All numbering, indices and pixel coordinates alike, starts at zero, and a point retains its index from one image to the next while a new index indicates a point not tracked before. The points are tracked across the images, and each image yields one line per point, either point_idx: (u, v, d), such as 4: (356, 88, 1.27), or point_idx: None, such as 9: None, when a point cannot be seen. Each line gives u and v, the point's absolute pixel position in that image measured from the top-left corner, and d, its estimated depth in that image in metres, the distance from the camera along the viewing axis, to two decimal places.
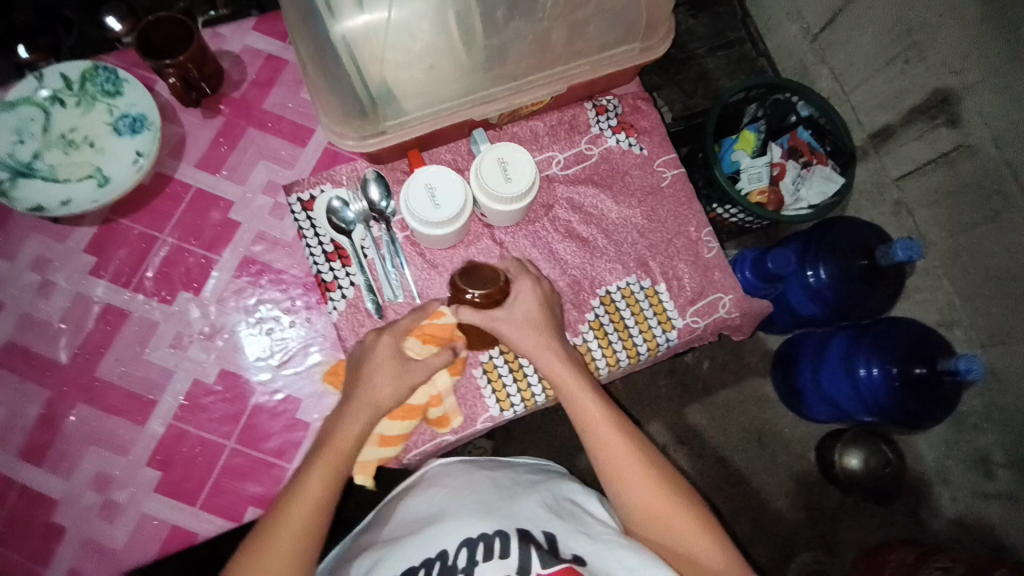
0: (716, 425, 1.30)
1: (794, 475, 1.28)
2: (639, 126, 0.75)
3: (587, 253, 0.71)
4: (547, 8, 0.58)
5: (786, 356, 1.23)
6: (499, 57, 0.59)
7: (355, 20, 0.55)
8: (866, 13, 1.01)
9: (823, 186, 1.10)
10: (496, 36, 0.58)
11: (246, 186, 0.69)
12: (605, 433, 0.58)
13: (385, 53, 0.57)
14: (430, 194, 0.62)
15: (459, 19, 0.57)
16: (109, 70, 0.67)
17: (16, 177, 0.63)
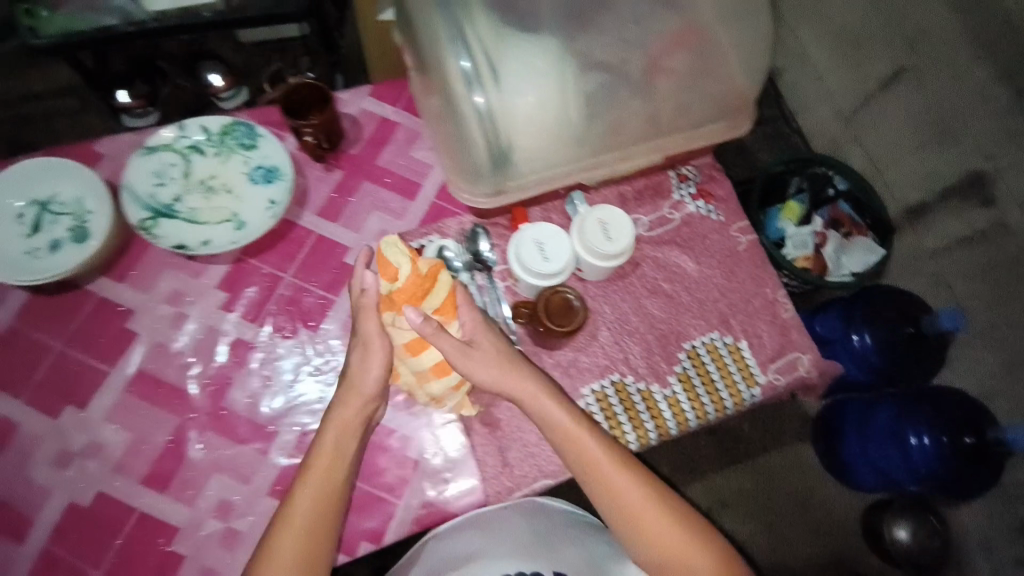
0: (755, 489, 1.31)
1: (833, 541, 1.28)
2: (716, 195, 0.82)
3: (674, 309, 0.75)
4: (663, 91, 0.62)
5: (825, 422, 1.24)
6: (614, 132, 0.64)
7: (494, 96, 0.59)
8: (894, 100, 1.10)
9: (864, 257, 1.15)
10: (615, 114, 0.63)
11: (360, 234, 0.75)
12: (614, 477, 0.61)
13: (517, 126, 0.61)
14: (540, 249, 0.68)
15: (586, 98, 0.61)
16: (247, 125, 0.74)
17: (158, 217, 0.69)
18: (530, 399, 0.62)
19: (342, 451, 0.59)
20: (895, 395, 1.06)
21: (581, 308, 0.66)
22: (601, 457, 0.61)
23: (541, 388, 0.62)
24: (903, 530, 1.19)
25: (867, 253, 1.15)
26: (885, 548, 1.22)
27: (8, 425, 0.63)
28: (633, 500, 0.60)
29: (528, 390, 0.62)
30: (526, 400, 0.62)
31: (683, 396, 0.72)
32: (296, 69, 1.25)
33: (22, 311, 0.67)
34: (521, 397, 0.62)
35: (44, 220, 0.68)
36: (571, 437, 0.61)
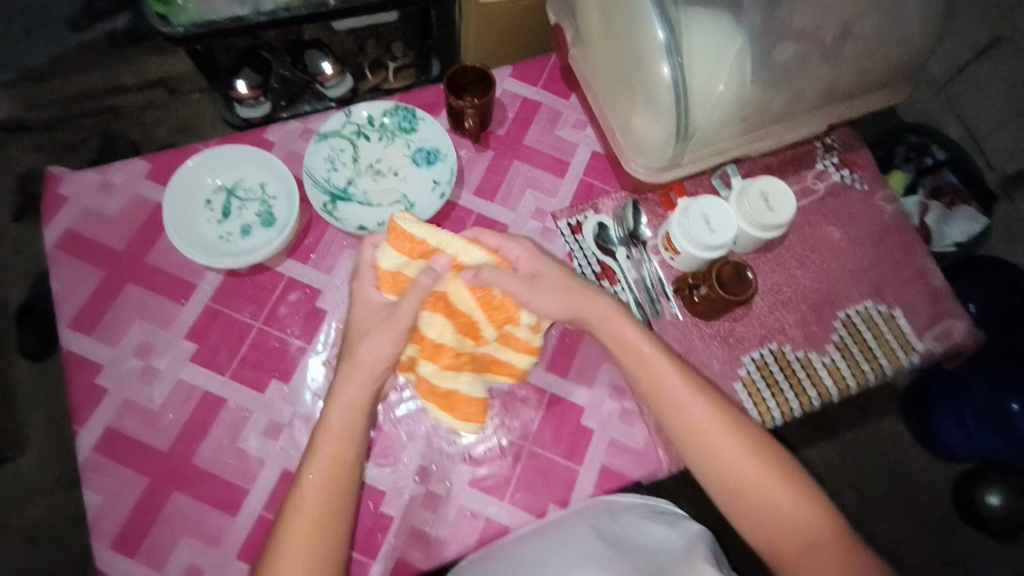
0: (843, 466, 1.31)
1: (927, 514, 1.29)
2: (858, 163, 0.83)
3: (826, 279, 0.77)
4: (847, 56, 0.63)
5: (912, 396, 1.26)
6: (794, 103, 0.66)
7: (695, 72, 0.60)
8: (995, 70, 1.12)
9: (966, 226, 1.14)
10: (800, 83, 0.64)
11: (517, 212, 0.78)
12: (679, 392, 0.62)
13: (711, 102, 0.62)
14: (706, 221, 0.69)
15: (775, 72, 0.62)
16: (407, 109, 0.77)
17: (335, 201, 0.73)
18: (600, 317, 0.65)
19: (351, 437, 0.59)
20: (989, 369, 1.09)
21: (754, 279, 0.68)
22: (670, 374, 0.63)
23: (617, 309, 0.65)
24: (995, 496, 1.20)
25: (968, 223, 1.15)
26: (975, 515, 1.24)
27: (215, 401, 0.66)
28: (703, 419, 0.61)
29: (603, 313, 0.64)
30: (596, 320, 0.65)
31: (842, 363, 0.73)
32: (391, 56, 1.26)
33: (217, 292, 0.70)
34: (591, 316, 0.65)
35: (232, 206, 0.72)
36: (637, 350, 0.64)
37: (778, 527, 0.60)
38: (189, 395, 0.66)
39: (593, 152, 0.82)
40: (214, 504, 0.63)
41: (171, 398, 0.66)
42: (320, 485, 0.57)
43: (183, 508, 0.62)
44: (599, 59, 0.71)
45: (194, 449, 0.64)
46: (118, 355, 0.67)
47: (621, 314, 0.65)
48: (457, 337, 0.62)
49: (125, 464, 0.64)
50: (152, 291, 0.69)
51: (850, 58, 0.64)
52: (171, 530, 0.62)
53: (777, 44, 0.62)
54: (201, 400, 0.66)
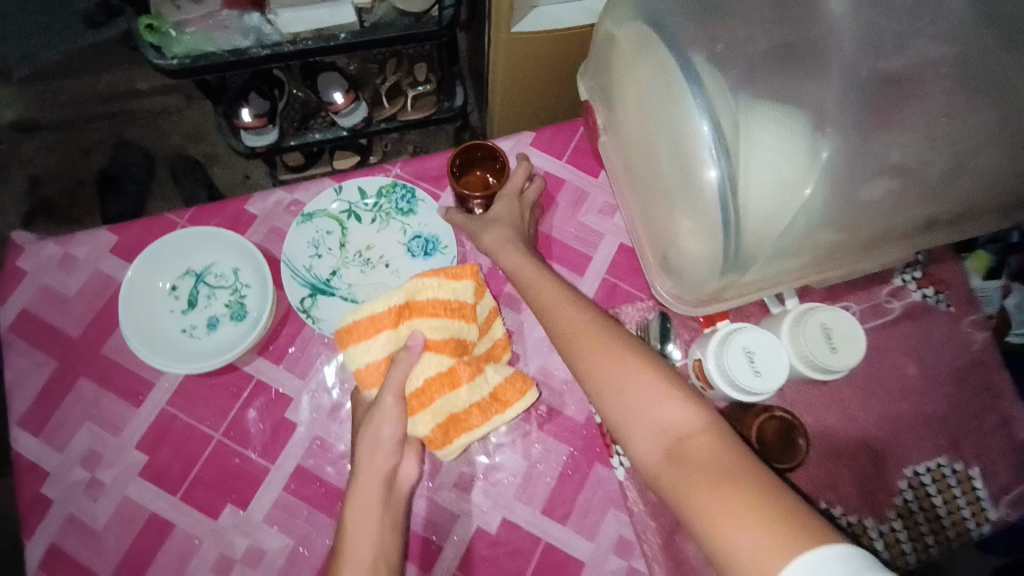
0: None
1: None
2: (944, 278, 0.68)
3: (891, 425, 0.63)
4: (957, 190, 0.50)
5: None
6: (879, 240, 0.52)
7: (755, 206, 0.47)
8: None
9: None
10: (890, 221, 0.50)
11: (525, 315, 0.66)
12: (698, 459, 0.44)
13: (769, 240, 0.49)
14: (749, 359, 0.57)
15: (859, 210, 0.49)
16: (405, 187, 0.67)
17: (316, 295, 0.64)
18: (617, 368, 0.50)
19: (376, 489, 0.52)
20: None
21: (806, 448, 0.55)
22: (697, 439, 0.45)
23: (634, 356, 0.50)
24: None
25: None
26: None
27: (162, 526, 0.58)
28: (730, 494, 0.41)
29: (565, 306, 0.55)
30: (608, 367, 0.50)
31: (902, 533, 0.61)
32: (411, 79, 1.15)
33: (176, 393, 0.62)
34: (602, 364, 0.51)
35: (200, 294, 0.63)
36: (660, 417, 0.47)
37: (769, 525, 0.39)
38: (134, 515, 0.58)
39: (621, 245, 0.70)
40: None
41: (114, 519, 0.58)
42: (366, 535, 0.51)
43: None
44: (638, 149, 0.58)
45: None
46: (65, 463, 0.59)
47: (645, 362, 0.50)
48: (444, 357, 0.58)
49: None
50: (107, 388, 0.62)
51: (960, 189, 0.50)
52: None
53: (867, 179, 0.48)
54: (146, 524, 0.58)
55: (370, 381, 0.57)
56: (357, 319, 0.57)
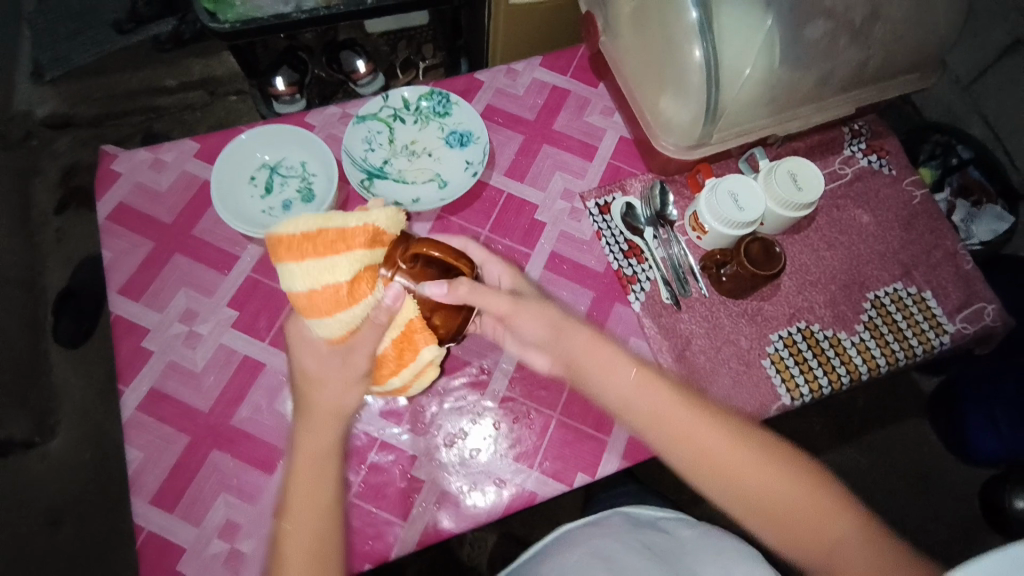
0: (868, 463, 1.37)
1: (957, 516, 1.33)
2: (886, 149, 0.83)
3: (854, 260, 0.77)
4: (875, 39, 0.65)
5: (944, 400, 1.31)
6: (824, 83, 0.67)
7: (725, 55, 0.62)
8: (1020, 67, 1.17)
9: (992, 224, 1.16)
10: (830, 62, 0.65)
11: (547, 193, 0.80)
12: (687, 424, 0.58)
13: (738, 86, 0.64)
14: (734, 199, 0.71)
15: (800, 56, 0.64)
16: (441, 94, 0.80)
17: (372, 178, 0.76)
18: (585, 352, 0.61)
19: (322, 457, 0.54)
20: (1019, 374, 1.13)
21: (784, 254, 0.70)
22: (675, 406, 0.58)
23: (605, 345, 0.61)
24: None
25: (995, 221, 1.15)
26: (1000, 514, 1.26)
27: (254, 365, 0.68)
28: (714, 442, 0.57)
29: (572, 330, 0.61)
30: (647, 400, 0.59)
31: (871, 343, 0.73)
32: (420, 56, 1.32)
33: (259, 263, 0.73)
34: (641, 396, 0.59)
35: (275, 182, 0.75)
36: (649, 404, 0.59)
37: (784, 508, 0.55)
38: (228, 358, 0.68)
39: (621, 137, 0.84)
40: (253, 462, 0.65)
41: (212, 362, 0.68)
42: (306, 519, 0.52)
43: (223, 465, 0.65)
44: (630, 46, 0.73)
45: (236, 409, 0.66)
46: (163, 320, 0.70)
47: (617, 348, 0.61)
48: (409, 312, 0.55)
49: (167, 422, 0.66)
50: (198, 261, 0.73)
51: (878, 39, 0.66)
52: (211, 484, 0.64)
53: (806, 24, 0.64)
54: (239, 365, 0.68)
55: (317, 312, 0.52)
56: (294, 233, 0.51)
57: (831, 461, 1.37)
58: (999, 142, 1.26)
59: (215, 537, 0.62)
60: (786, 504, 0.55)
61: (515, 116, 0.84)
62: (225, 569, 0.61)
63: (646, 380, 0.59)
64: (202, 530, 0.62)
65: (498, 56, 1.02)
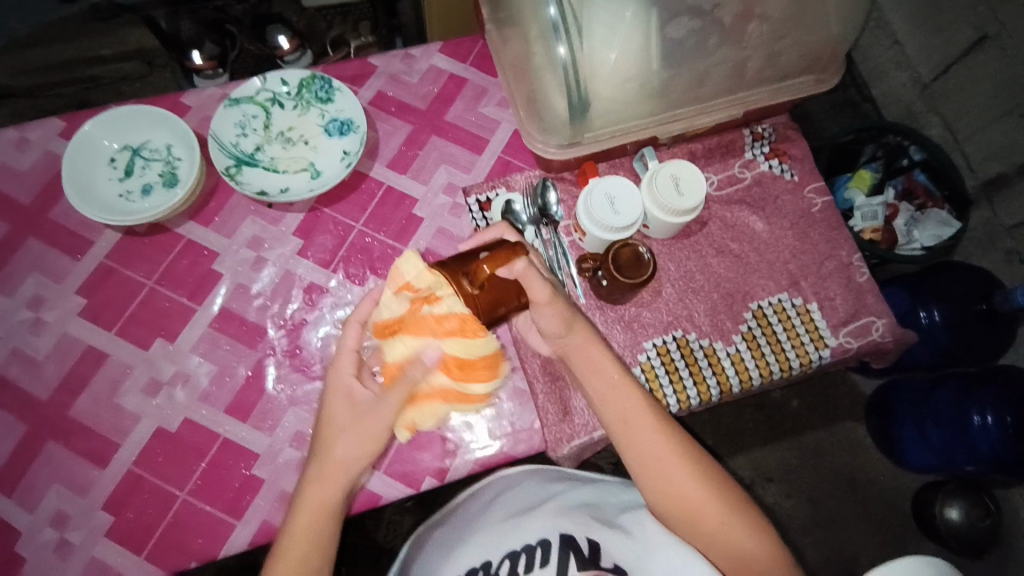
0: (796, 464, 1.23)
1: (888, 526, 1.20)
2: (791, 154, 0.79)
3: (740, 268, 0.74)
4: (751, 38, 0.63)
5: (878, 405, 1.17)
6: (700, 82, 0.65)
7: (584, 48, 0.59)
8: None
9: (937, 230, 1.02)
10: (704, 61, 0.63)
11: (429, 186, 0.77)
12: (656, 440, 0.55)
13: (602, 81, 0.61)
14: (610, 202, 0.67)
15: (666, 52, 0.62)
16: (324, 79, 0.76)
17: (240, 165, 0.72)
18: (577, 352, 0.57)
19: (334, 489, 0.51)
20: (956, 377, 1.00)
21: (653, 259, 0.66)
22: (645, 416, 0.56)
23: (596, 343, 0.57)
24: (955, 511, 1.09)
25: (939, 226, 1.02)
26: (931, 525, 1.14)
27: (98, 354, 0.67)
28: (676, 458, 0.55)
29: (583, 341, 0.57)
30: (629, 410, 0.56)
31: (747, 355, 0.71)
32: (356, 34, 1.23)
33: (114, 250, 0.71)
34: (624, 407, 0.57)
35: (136, 164, 0.72)
36: (626, 413, 0.56)
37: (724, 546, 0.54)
38: (72, 347, 0.67)
39: (515, 131, 0.80)
40: (87, 454, 0.64)
41: (55, 351, 0.67)
42: (304, 524, 0.51)
43: (56, 456, 0.63)
44: (507, 40, 0.68)
45: (75, 399, 0.65)
46: (12, 305, 0.68)
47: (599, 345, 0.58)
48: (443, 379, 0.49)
49: (6, 410, 0.65)
50: (52, 245, 0.70)
51: (754, 40, 0.63)
52: (43, 475, 0.63)
53: (672, 20, 0.61)
54: (83, 354, 0.67)
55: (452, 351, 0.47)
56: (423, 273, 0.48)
57: (759, 459, 1.23)
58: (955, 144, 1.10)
59: (47, 526, 0.61)
60: (730, 539, 0.54)
61: (406, 104, 0.80)
62: (52, 560, 0.61)
63: (626, 389, 0.57)
64: (36, 517, 0.62)
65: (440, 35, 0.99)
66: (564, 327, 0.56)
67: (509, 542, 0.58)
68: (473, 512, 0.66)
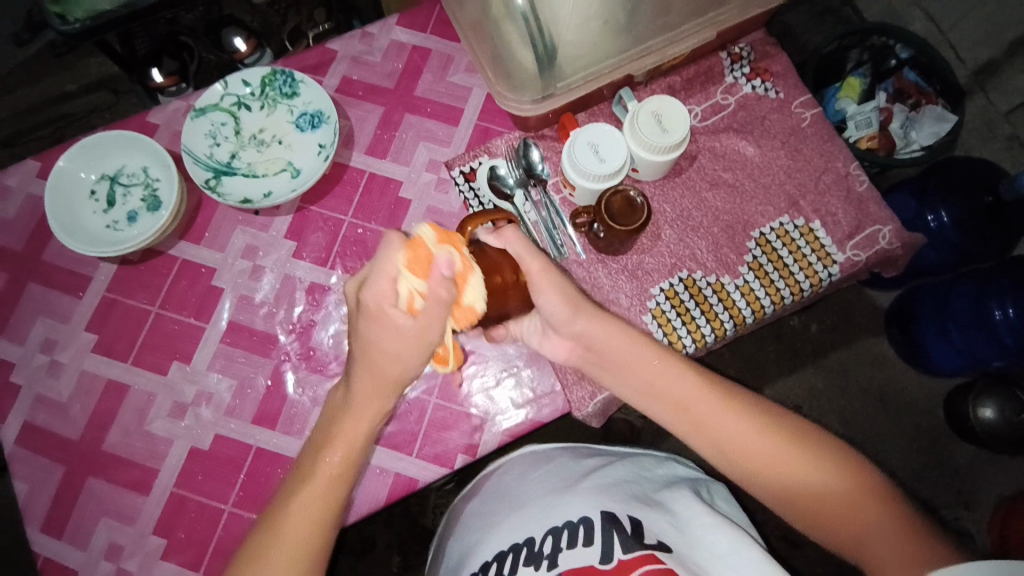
0: (823, 388, 1.23)
1: (921, 432, 1.21)
2: (773, 71, 0.77)
3: (736, 198, 0.73)
4: None
5: (898, 314, 1.16)
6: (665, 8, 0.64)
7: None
8: None
9: (934, 127, 0.99)
10: None
11: (410, 166, 0.76)
12: (708, 408, 0.54)
13: (565, 27, 0.60)
14: (594, 150, 0.66)
15: None
16: (285, 73, 0.74)
17: (219, 176, 0.72)
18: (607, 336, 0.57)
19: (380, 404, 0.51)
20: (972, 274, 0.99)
21: (646, 204, 0.64)
22: (682, 385, 0.55)
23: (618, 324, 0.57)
24: (989, 410, 1.09)
25: (937, 123, 0.99)
26: (967, 429, 1.14)
27: (119, 387, 0.68)
28: (732, 421, 0.53)
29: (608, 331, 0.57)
30: (659, 378, 0.56)
31: (756, 284, 0.70)
32: (312, 24, 1.19)
33: (112, 282, 0.71)
34: (654, 378, 0.56)
35: (116, 193, 0.71)
36: (641, 377, 0.56)
37: (798, 495, 0.51)
38: (93, 384, 0.68)
39: (488, 94, 0.78)
40: (129, 483, 0.65)
41: (77, 390, 0.68)
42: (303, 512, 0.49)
43: (100, 491, 0.65)
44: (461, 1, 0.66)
45: (106, 433, 0.67)
46: (26, 352, 0.69)
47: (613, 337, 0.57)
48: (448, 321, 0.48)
49: (44, 454, 0.66)
50: (52, 288, 0.71)
51: None
52: (91, 510, 0.65)
53: None
54: (105, 389, 0.68)
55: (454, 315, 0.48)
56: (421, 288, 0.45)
57: (785, 389, 1.23)
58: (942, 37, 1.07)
59: (103, 558, 0.64)
60: (805, 482, 0.50)
61: (374, 86, 0.78)
62: None
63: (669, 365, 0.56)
64: (90, 552, 0.64)
65: (394, 9, 0.95)
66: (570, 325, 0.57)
67: (551, 519, 0.56)
68: (495, 493, 0.67)
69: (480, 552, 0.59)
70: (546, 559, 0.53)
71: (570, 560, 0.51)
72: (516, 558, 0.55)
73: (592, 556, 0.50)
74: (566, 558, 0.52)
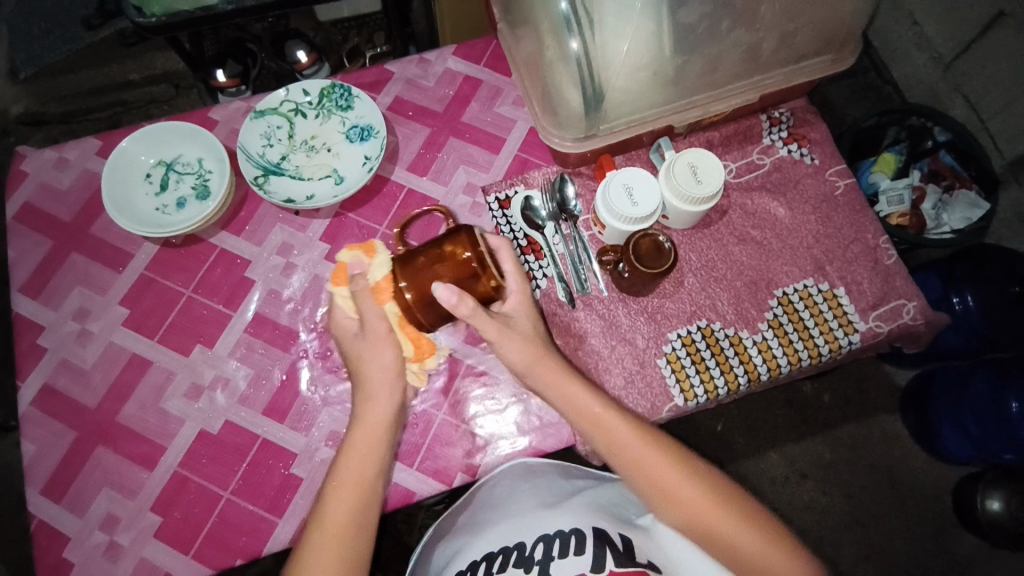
0: (830, 460, 1.20)
1: (929, 518, 1.17)
2: (810, 138, 0.79)
3: (763, 255, 0.74)
4: (763, 22, 0.64)
5: (916, 393, 1.14)
6: (714, 67, 0.67)
7: (596, 40, 0.61)
8: None
9: (966, 212, 0.99)
10: (715, 46, 0.65)
11: (449, 187, 0.78)
12: (654, 463, 0.58)
13: (614, 74, 0.63)
14: (628, 192, 0.67)
15: (675, 39, 0.63)
16: (343, 87, 0.78)
17: (268, 174, 0.75)
18: (560, 392, 0.59)
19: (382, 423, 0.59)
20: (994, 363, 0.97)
21: (673, 247, 0.67)
22: (634, 442, 0.58)
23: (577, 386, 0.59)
24: (996, 502, 1.05)
25: (969, 209, 0.99)
26: (973, 518, 1.10)
27: (142, 362, 0.70)
28: (675, 480, 0.57)
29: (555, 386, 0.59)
30: (612, 432, 0.59)
31: (775, 342, 0.70)
32: (371, 45, 1.25)
33: (152, 261, 0.74)
34: (609, 428, 0.59)
35: (170, 179, 0.75)
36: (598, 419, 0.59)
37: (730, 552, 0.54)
38: (117, 356, 0.70)
39: (531, 128, 0.81)
40: (135, 458, 0.67)
41: (101, 360, 0.70)
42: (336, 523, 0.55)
43: (106, 462, 0.66)
44: (519, 39, 0.70)
45: (121, 405, 0.68)
46: (59, 317, 0.72)
47: (577, 381, 0.60)
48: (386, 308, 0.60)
49: (58, 418, 0.68)
50: (95, 260, 0.74)
51: (764, 22, 0.64)
52: (95, 479, 0.66)
53: (681, 5, 0.62)
54: (127, 363, 0.70)
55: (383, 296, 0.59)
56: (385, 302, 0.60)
57: (791, 454, 1.21)
58: (981, 125, 1.07)
59: (97, 529, 0.64)
60: (733, 542, 0.54)
61: (424, 107, 0.82)
62: (105, 560, 0.63)
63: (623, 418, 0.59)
64: (86, 521, 0.64)
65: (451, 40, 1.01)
66: (536, 378, 0.60)
67: (543, 525, 0.58)
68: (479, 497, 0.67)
69: (466, 552, 0.60)
70: (538, 566, 0.54)
71: (562, 569, 0.53)
72: (506, 560, 0.56)
73: (583, 566, 0.53)
74: (557, 568, 0.53)
